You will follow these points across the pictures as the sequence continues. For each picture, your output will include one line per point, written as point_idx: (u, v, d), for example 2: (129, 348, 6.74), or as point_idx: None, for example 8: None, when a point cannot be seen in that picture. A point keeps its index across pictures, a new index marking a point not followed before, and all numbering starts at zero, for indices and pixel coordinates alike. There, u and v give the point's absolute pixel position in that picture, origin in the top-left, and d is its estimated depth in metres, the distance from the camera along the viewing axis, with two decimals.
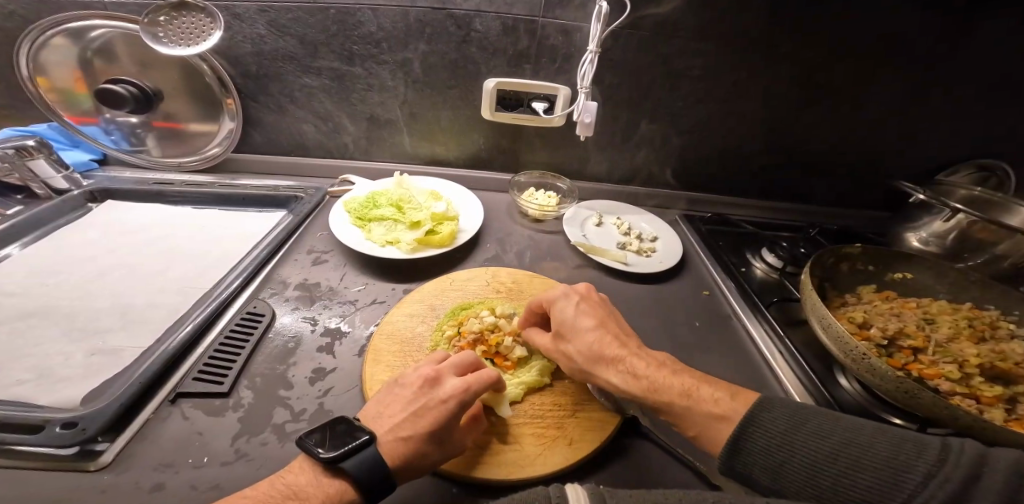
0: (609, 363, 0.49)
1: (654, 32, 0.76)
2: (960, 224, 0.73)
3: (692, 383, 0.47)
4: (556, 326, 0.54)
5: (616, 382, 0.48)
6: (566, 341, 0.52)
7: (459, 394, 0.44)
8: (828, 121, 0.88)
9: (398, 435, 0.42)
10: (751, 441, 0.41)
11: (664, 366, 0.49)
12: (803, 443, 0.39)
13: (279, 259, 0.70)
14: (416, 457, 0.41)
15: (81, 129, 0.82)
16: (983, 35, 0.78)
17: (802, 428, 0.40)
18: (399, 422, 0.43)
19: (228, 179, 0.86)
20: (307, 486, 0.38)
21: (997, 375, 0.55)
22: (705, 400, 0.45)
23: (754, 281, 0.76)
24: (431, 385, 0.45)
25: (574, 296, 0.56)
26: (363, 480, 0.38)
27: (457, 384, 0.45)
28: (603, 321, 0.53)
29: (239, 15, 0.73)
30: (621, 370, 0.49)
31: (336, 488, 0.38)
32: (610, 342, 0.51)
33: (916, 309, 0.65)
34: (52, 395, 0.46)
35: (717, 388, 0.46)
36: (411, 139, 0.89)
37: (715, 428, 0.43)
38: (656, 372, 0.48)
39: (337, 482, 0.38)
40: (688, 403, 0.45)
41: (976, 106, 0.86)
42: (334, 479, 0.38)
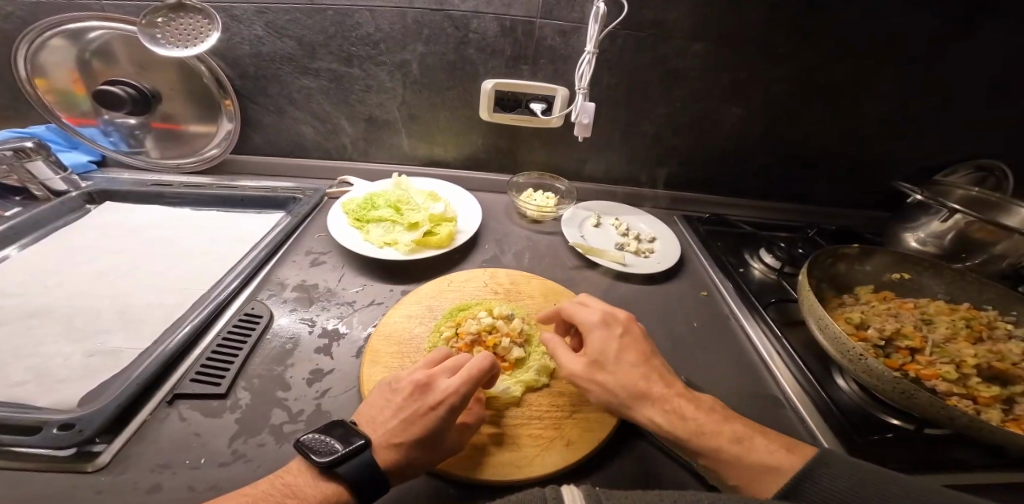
0: (655, 399, 0.47)
1: (651, 33, 0.76)
2: (958, 224, 0.73)
3: (744, 431, 0.45)
4: (596, 356, 0.50)
5: (660, 423, 0.46)
6: (607, 374, 0.49)
7: (450, 399, 0.44)
8: (826, 122, 0.88)
9: (389, 441, 0.42)
10: (809, 492, 0.38)
11: (713, 410, 0.47)
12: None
13: (277, 259, 0.70)
14: (408, 462, 0.42)
15: (79, 130, 0.82)
16: (980, 35, 0.78)
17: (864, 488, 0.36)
18: (393, 430, 0.42)
19: (227, 180, 0.86)
20: (305, 487, 0.38)
21: (994, 375, 0.55)
22: (761, 448, 0.43)
23: (752, 281, 0.76)
24: (422, 391, 0.45)
25: (614, 328, 0.53)
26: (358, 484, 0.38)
27: (449, 389, 0.44)
28: (644, 353, 0.51)
29: (237, 16, 0.73)
30: (666, 409, 0.47)
31: (333, 490, 0.38)
32: (656, 378, 0.49)
33: (914, 309, 0.65)
34: (50, 396, 0.47)
35: (770, 439, 0.44)
36: (409, 140, 0.90)
37: (766, 480, 0.41)
38: (706, 418, 0.46)
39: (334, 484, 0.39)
40: (740, 453, 0.43)
41: (974, 107, 0.86)
42: (328, 481, 0.39)
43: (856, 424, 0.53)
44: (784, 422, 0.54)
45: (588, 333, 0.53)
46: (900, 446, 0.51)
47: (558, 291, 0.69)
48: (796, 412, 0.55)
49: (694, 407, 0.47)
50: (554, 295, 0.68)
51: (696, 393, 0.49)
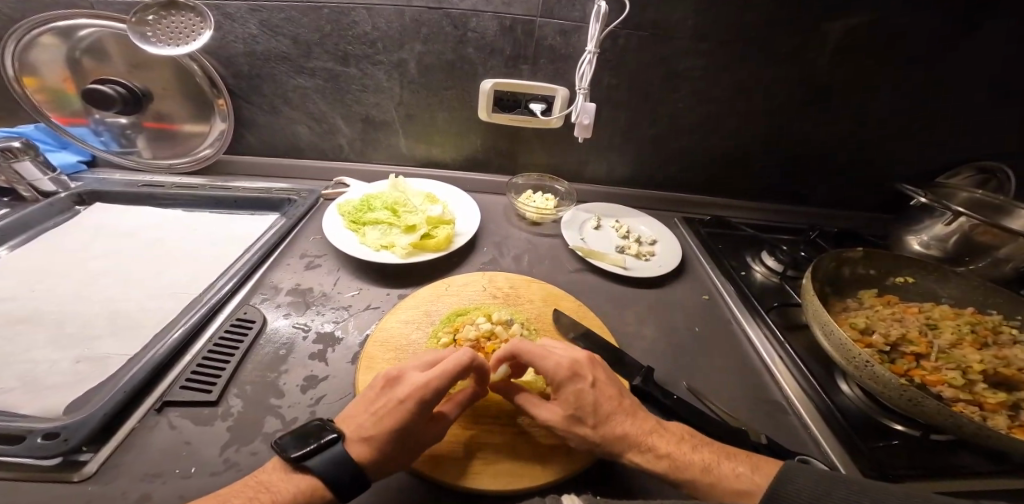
0: (629, 446, 0.44)
1: (652, 33, 0.75)
2: (962, 227, 0.72)
3: (711, 458, 0.44)
4: (572, 408, 0.45)
5: (632, 460, 0.44)
6: (589, 426, 0.45)
7: (416, 392, 0.42)
8: (829, 122, 0.87)
9: (361, 436, 0.41)
10: None
11: (680, 440, 0.45)
12: None
13: (271, 262, 0.69)
14: (383, 456, 0.40)
15: (69, 130, 0.80)
16: (984, 35, 0.77)
17: None
18: (366, 423, 0.42)
19: (221, 181, 0.84)
20: (278, 482, 0.38)
21: (1001, 381, 0.54)
22: (727, 475, 0.42)
23: (753, 285, 0.76)
24: (394, 386, 0.44)
25: (580, 363, 0.48)
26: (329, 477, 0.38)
27: (416, 382, 0.43)
28: (613, 397, 0.47)
29: (230, 14, 0.72)
30: (643, 449, 0.44)
31: (307, 482, 0.38)
32: (626, 420, 0.46)
33: (919, 314, 0.64)
34: (36, 404, 0.45)
35: (736, 462, 0.43)
36: (407, 141, 0.88)
37: None
38: (677, 449, 0.44)
39: (309, 477, 0.38)
40: (712, 482, 0.42)
41: (976, 108, 0.85)
42: (301, 476, 0.38)
43: (860, 430, 0.52)
44: (787, 428, 0.53)
45: (564, 384, 0.47)
46: (906, 454, 0.50)
47: (558, 295, 0.68)
48: (799, 417, 0.54)
49: (659, 441, 0.45)
50: (554, 299, 0.67)
51: (660, 427, 0.46)
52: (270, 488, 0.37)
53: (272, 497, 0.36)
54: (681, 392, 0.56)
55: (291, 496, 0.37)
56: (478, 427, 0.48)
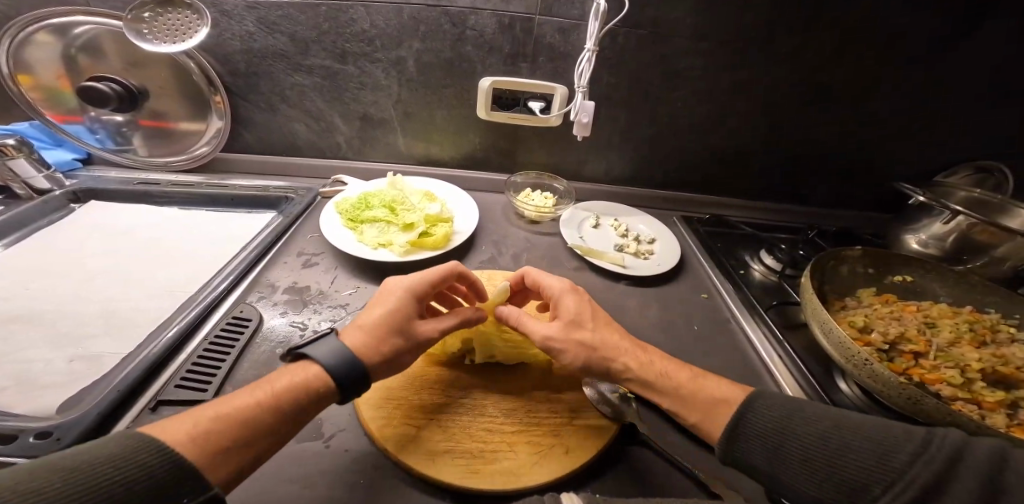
0: (622, 352, 0.50)
1: (651, 32, 0.75)
2: (960, 226, 0.72)
3: (698, 374, 0.50)
4: (567, 317, 0.52)
5: (628, 366, 0.50)
6: (582, 329, 0.51)
7: (408, 288, 0.50)
8: (828, 122, 0.87)
9: (359, 327, 0.47)
10: (752, 421, 0.43)
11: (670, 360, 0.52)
12: (796, 429, 0.41)
13: (268, 260, 0.68)
14: (381, 341, 0.46)
15: (64, 128, 0.79)
16: (982, 35, 0.77)
17: (798, 421, 0.42)
18: (365, 319, 0.47)
19: (218, 179, 0.84)
20: (279, 374, 0.42)
21: (999, 380, 0.54)
22: (710, 386, 0.48)
23: (752, 284, 0.76)
24: (384, 290, 0.51)
25: (560, 281, 0.57)
26: (336, 369, 0.42)
27: (407, 280, 0.51)
28: (601, 312, 0.54)
29: (227, 11, 0.72)
30: (634, 357, 0.50)
31: (306, 372, 0.42)
32: (615, 331, 0.53)
33: (917, 312, 0.64)
34: (28, 403, 0.45)
35: (718, 379, 0.50)
36: (405, 139, 0.88)
37: (720, 410, 0.46)
38: (663, 362, 0.51)
39: (313, 367, 0.43)
40: (695, 389, 0.48)
41: (974, 108, 0.86)
42: (303, 367, 0.43)
43: None
44: None
45: (560, 300, 0.54)
46: None
47: None
48: None
49: (651, 357, 0.51)
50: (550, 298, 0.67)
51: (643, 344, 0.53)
52: (275, 379, 0.41)
53: (273, 388, 0.40)
54: None
55: (296, 385, 0.41)
56: (477, 427, 0.48)
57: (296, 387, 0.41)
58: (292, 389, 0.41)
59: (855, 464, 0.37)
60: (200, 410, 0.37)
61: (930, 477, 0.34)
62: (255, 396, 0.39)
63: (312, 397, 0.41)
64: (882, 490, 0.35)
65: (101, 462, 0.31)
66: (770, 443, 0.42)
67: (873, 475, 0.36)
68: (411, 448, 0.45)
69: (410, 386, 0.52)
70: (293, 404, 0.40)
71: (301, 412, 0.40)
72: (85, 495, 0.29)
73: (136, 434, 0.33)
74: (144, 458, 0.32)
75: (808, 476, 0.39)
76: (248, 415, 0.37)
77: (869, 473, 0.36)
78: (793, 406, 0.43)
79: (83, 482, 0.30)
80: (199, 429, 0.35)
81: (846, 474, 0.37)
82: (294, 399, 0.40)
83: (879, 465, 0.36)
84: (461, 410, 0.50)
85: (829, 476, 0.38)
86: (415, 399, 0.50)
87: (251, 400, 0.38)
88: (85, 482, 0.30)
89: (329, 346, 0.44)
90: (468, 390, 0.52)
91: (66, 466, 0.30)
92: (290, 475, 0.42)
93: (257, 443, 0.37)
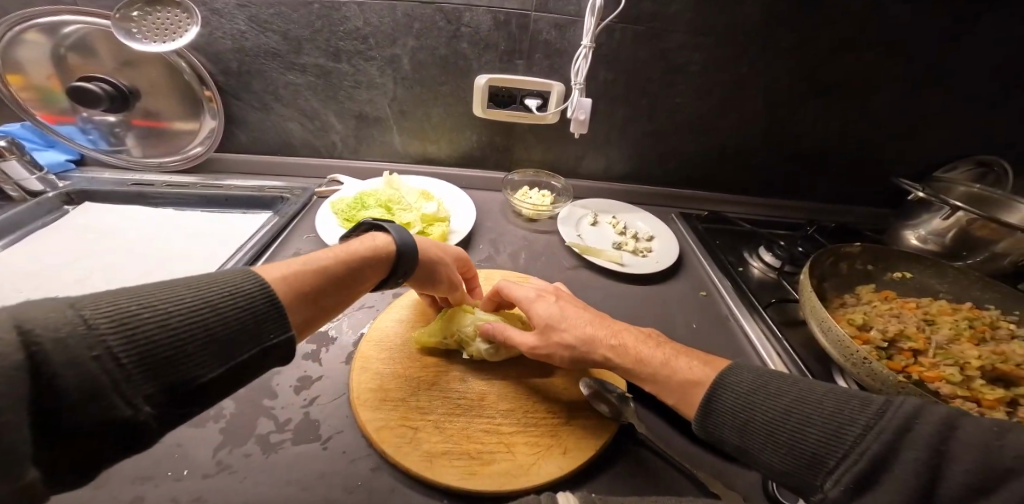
0: (600, 344, 0.50)
1: (648, 27, 0.74)
2: (959, 222, 0.71)
3: (671, 355, 0.49)
4: (539, 322, 0.53)
5: (607, 356, 0.50)
6: (556, 330, 0.52)
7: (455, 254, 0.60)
8: (828, 119, 0.86)
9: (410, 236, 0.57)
10: (724, 395, 0.43)
11: (651, 344, 0.50)
12: (761, 402, 0.41)
13: (264, 261, 0.68)
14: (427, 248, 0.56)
15: (56, 128, 0.78)
16: (982, 29, 0.76)
17: (765, 389, 0.42)
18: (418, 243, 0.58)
19: (213, 180, 0.83)
20: (355, 240, 0.49)
21: (998, 377, 0.54)
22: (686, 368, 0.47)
23: (751, 281, 0.75)
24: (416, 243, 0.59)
25: (543, 290, 0.57)
26: (396, 237, 0.50)
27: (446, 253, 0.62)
28: (570, 305, 0.55)
29: (218, 10, 0.71)
30: (612, 350, 0.50)
31: (377, 239, 0.50)
32: (591, 323, 0.52)
33: (917, 310, 0.64)
34: None
35: (691, 357, 0.48)
36: (401, 137, 0.87)
37: (694, 394, 0.45)
38: (641, 345, 0.50)
39: (379, 236, 0.50)
40: (670, 374, 0.47)
41: (975, 102, 0.85)
42: (372, 237, 0.50)
43: None
44: None
45: (531, 306, 0.55)
46: None
47: None
48: None
49: (629, 343, 0.50)
50: None
51: (622, 327, 0.53)
52: (350, 243, 0.48)
53: (350, 247, 0.47)
54: None
55: (364, 247, 0.48)
56: (474, 429, 0.48)
57: (365, 248, 0.48)
58: (365, 249, 0.48)
59: (813, 435, 0.37)
60: (291, 258, 0.42)
61: (879, 449, 0.34)
62: (334, 252, 0.45)
63: (379, 257, 0.48)
64: (837, 462, 0.36)
65: (219, 286, 0.34)
66: (739, 418, 0.42)
67: (830, 447, 0.36)
68: (408, 450, 0.44)
69: (409, 386, 0.52)
70: (364, 258, 0.47)
71: (371, 268, 0.47)
72: (205, 312, 0.32)
73: (241, 269, 0.37)
74: (253, 289, 0.35)
75: (771, 449, 0.39)
76: (334, 262, 0.44)
77: (828, 445, 0.36)
78: (763, 380, 0.43)
79: (205, 300, 0.33)
80: (294, 270, 0.41)
81: (807, 446, 0.37)
82: (367, 256, 0.47)
83: (834, 437, 0.36)
84: (458, 411, 0.49)
85: (793, 452, 0.38)
86: (411, 400, 0.50)
87: (333, 254, 0.45)
88: (205, 300, 0.33)
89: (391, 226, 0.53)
90: (464, 385, 0.53)
91: (190, 285, 0.33)
92: (288, 476, 0.42)
93: (340, 286, 0.44)
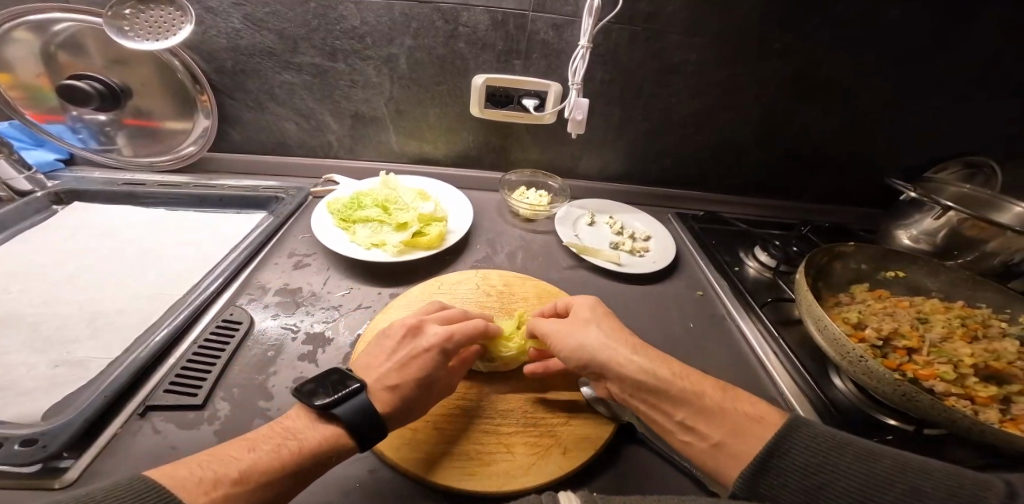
0: (614, 365, 0.47)
1: (646, 28, 0.74)
2: (950, 221, 0.73)
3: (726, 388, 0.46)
4: (584, 319, 0.52)
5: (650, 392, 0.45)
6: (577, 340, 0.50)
7: (440, 342, 0.47)
8: (821, 119, 0.87)
9: (385, 385, 0.44)
10: (790, 453, 0.39)
11: (665, 368, 0.46)
12: (844, 468, 0.37)
13: (259, 262, 0.67)
14: (408, 403, 0.44)
15: (44, 127, 0.77)
16: (969, 34, 0.78)
17: (846, 451, 0.38)
18: (383, 385, 0.44)
19: (205, 179, 0.82)
20: (303, 429, 0.40)
21: (991, 374, 0.55)
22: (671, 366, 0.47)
23: (747, 279, 0.76)
24: (419, 336, 0.48)
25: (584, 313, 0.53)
26: (355, 426, 0.40)
27: (438, 333, 0.48)
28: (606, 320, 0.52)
29: (212, 8, 0.70)
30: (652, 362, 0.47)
31: (330, 431, 0.40)
32: (622, 332, 0.50)
33: (910, 308, 0.64)
34: (12, 410, 0.43)
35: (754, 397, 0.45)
36: (398, 137, 0.87)
37: (754, 430, 0.41)
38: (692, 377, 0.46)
39: (332, 429, 0.40)
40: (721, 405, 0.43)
41: (964, 105, 0.86)
42: (327, 424, 0.41)
43: (856, 425, 0.51)
44: None
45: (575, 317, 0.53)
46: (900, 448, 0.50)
47: (552, 292, 0.67)
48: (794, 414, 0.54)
49: (646, 359, 0.47)
50: (547, 296, 0.66)
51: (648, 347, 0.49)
52: (298, 438, 0.39)
53: (297, 445, 0.38)
54: None
55: (316, 442, 0.39)
56: (472, 429, 0.47)
57: (316, 445, 0.39)
58: (314, 448, 0.39)
59: (801, 485, 0.38)
60: (217, 465, 0.35)
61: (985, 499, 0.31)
62: (276, 452, 0.37)
63: (329, 460, 0.39)
64: None
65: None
66: (810, 482, 0.37)
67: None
68: (406, 451, 0.44)
69: None
70: (311, 464, 0.38)
71: (313, 476, 0.38)
72: None
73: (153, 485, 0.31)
74: None
75: None
76: (268, 477, 0.35)
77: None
78: (821, 437, 0.39)
79: None
80: (214, 487, 0.33)
81: None
82: (315, 461, 0.38)
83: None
84: (456, 410, 0.49)
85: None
86: None
87: (272, 458, 0.37)
88: None
89: (357, 407, 0.41)
90: (464, 387, 0.52)
91: None
92: None
93: None
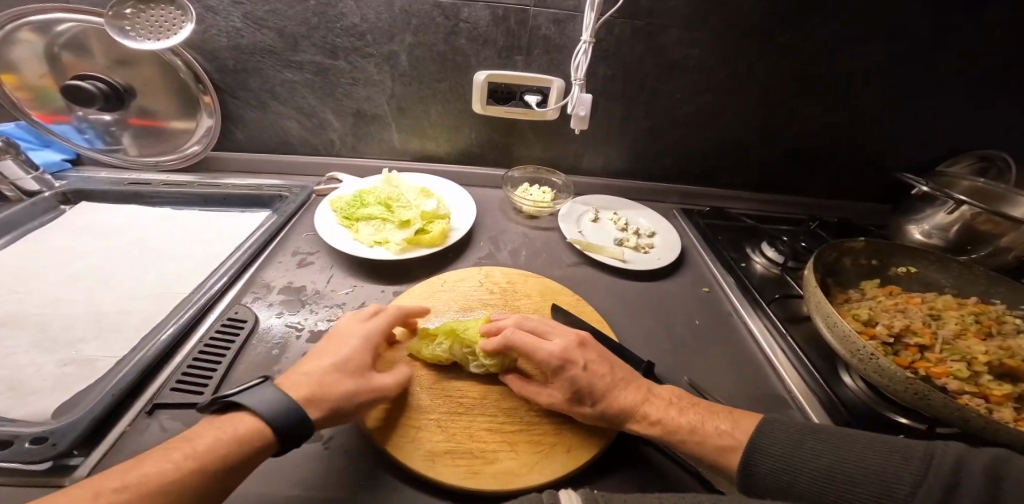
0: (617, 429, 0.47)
1: (648, 22, 0.73)
2: (964, 216, 0.71)
3: (700, 419, 0.45)
4: (568, 387, 0.47)
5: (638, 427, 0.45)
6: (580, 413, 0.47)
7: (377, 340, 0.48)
8: (831, 113, 0.85)
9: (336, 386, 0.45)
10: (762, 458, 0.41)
11: (641, 420, 0.46)
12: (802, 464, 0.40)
13: (263, 260, 0.67)
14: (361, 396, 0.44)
15: (51, 128, 0.78)
16: (988, 21, 0.75)
17: (800, 449, 0.40)
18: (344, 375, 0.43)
19: (209, 178, 0.83)
20: (208, 430, 0.38)
21: (1006, 372, 0.53)
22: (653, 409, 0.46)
23: (754, 276, 0.75)
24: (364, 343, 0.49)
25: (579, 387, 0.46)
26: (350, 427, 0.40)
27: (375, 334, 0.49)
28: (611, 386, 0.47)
29: (212, 7, 0.70)
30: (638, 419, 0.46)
31: (236, 427, 0.38)
32: (571, 346, 0.49)
33: (922, 305, 0.63)
34: (21, 408, 0.44)
35: (719, 420, 0.45)
36: (400, 134, 0.87)
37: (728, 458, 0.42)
38: (670, 413, 0.46)
39: (239, 424, 0.38)
40: (699, 440, 0.44)
41: (978, 97, 0.84)
42: (238, 420, 0.39)
43: (865, 424, 0.51)
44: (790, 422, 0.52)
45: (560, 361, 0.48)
46: None
47: (556, 289, 0.67)
48: (802, 413, 0.53)
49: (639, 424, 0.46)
50: (552, 294, 0.66)
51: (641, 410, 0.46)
52: (202, 438, 0.37)
53: (201, 442, 0.36)
54: (683, 387, 0.55)
55: (218, 439, 0.37)
56: (475, 427, 0.47)
57: (220, 441, 0.36)
58: (219, 443, 0.36)
59: (771, 490, 0.40)
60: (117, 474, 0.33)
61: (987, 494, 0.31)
62: (177, 453, 0.35)
63: (237, 452, 0.37)
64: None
65: None
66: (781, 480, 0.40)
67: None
68: (411, 450, 0.44)
69: (413, 383, 0.51)
70: (212, 461, 0.35)
71: (223, 472, 0.35)
72: None
73: None
74: None
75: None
76: (168, 477, 0.33)
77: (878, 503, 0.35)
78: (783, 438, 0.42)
79: None
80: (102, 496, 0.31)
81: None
82: (221, 456, 0.36)
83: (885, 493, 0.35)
84: (459, 409, 0.49)
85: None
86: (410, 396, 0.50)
87: (171, 460, 0.34)
88: None
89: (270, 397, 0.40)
90: (464, 386, 0.52)
91: None
92: (287, 476, 0.42)
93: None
